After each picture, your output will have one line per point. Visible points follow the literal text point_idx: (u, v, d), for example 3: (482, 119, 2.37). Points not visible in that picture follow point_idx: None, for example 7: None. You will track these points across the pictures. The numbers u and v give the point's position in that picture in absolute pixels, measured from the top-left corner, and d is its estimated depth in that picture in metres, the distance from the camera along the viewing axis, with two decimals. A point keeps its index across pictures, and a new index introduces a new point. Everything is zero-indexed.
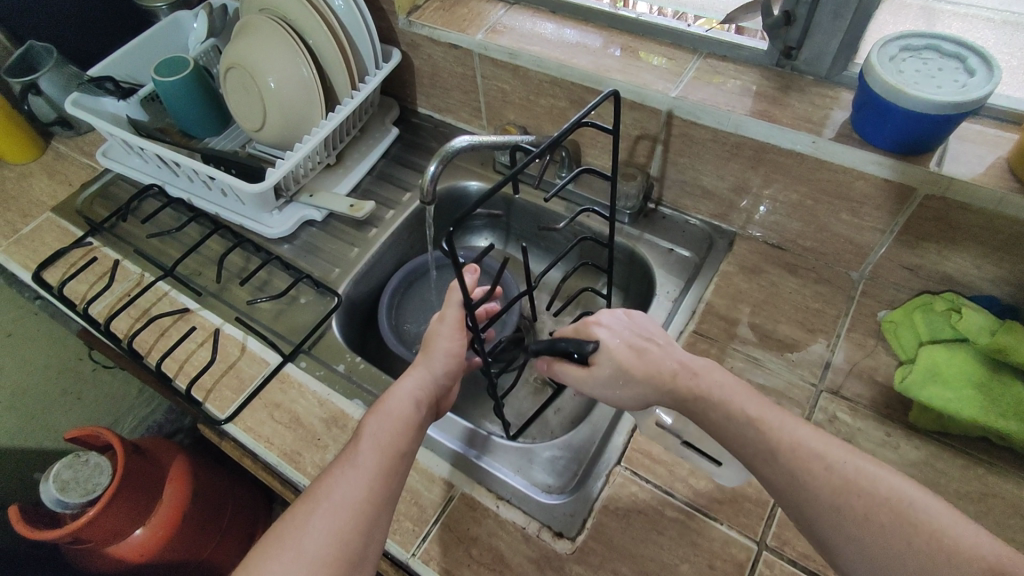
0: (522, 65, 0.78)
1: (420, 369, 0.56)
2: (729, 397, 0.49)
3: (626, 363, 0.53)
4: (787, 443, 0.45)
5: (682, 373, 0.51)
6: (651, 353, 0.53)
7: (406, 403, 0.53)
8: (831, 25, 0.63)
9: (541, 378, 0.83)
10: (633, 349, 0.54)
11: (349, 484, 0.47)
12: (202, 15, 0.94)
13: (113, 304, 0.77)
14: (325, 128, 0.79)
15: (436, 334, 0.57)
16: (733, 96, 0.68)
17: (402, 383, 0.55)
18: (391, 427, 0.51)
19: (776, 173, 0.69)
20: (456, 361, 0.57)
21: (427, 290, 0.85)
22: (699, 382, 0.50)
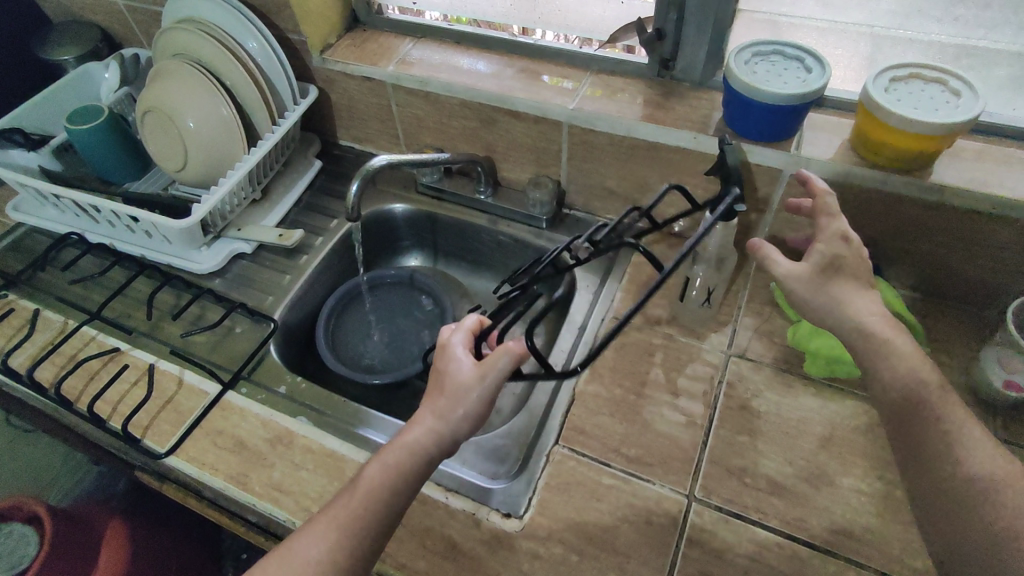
0: (432, 91, 0.84)
1: (439, 420, 0.53)
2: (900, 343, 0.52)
3: (835, 274, 0.54)
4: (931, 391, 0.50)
5: (880, 321, 0.53)
6: (869, 295, 0.54)
7: (408, 458, 0.52)
8: (696, 39, 0.73)
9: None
10: (857, 274, 0.54)
11: (321, 541, 0.48)
12: (113, 65, 0.95)
13: (35, 354, 0.76)
14: (249, 162, 0.82)
15: (466, 392, 0.53)
16: (622, 105, 0.77)
17: (416, 433, 0.53)
18: (392, 485, 0.51)
19: (669, 168, 0.77)
20: (476, 422, 0.54)
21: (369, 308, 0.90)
22: (891, 333, 0.53)
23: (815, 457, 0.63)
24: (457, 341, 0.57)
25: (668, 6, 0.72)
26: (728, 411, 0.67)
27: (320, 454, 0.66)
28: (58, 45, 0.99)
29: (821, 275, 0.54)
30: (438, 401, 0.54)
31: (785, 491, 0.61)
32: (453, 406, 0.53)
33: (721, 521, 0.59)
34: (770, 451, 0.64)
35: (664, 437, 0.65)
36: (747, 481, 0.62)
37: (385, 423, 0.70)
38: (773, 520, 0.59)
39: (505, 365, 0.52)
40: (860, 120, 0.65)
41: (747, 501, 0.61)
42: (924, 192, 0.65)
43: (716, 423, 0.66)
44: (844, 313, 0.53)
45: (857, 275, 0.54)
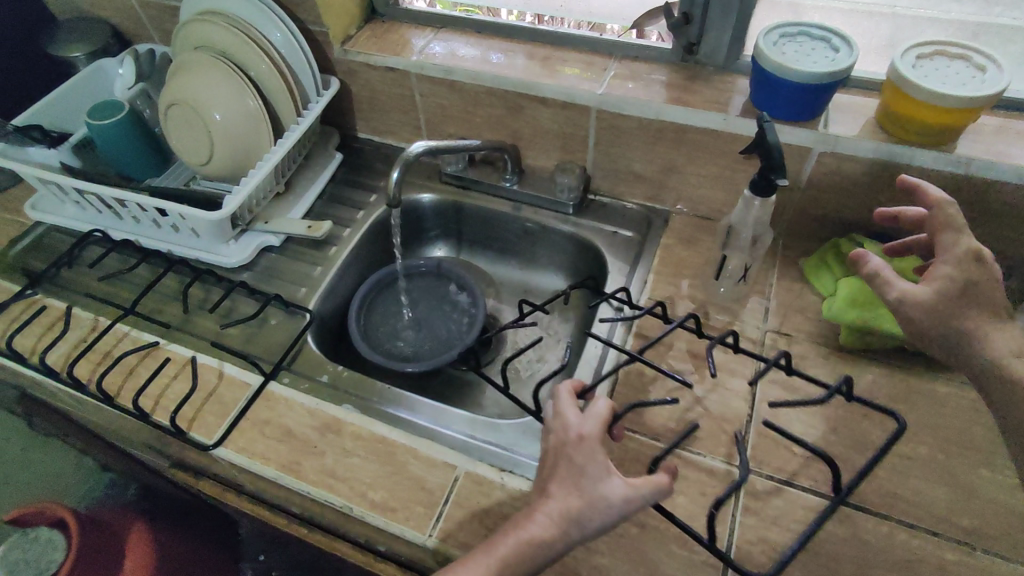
0: (457, 80, 0.84)
1: (571, 522, 0.49)
2: None
3: (969, 304, 0.54)
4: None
5: (1023, 361, 0.53)
6: (1007, 331, 0.54)
7: (530, 549, 0.49)
8: (721, 22, 0.75)
9: (513, 370, 0.87)
10: (994, 309, 0.54)
11: None
12: (127, 61, 0.94)
13: (69, 353, 0.75)
14: (277, 154, 0.81)
15: (610, 506, 0.49)
16: (649, 89, 0.78)
17: (543, 524, 0.50)
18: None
19: (697, 151, 0.78)
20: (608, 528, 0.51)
21: (391, 307, 0.89)
22: None
23: (857, 425, 0.65)
24: (595, 433, 0.53)
25: None
26: (769, 384, 0.69)
27: (370, 441, 0.67)
28: (67, 42, 0.98)
29: (953, 300, 0.54)
30: (574, 501, 0.50)
31: (832, 458, 0.63)
32: (591, 514, 0.49)
33: (773, 490, 0.61)
34: (813, 421, 0.66)
35: (710, 411, 0.67)
36: (795, 450, 0.64)
37: (427, 407, 0.71)
38: (823, 486, 0.61)
39: (652, 498, 0.50)
40: (887, 97, 0.68)
41: (797, 468, 0.62)
42: (952, 166, 0.67)
43: (759, 395, 0.68)
44: (972, 345, 0.54)
45: (992, 305, 0.54)
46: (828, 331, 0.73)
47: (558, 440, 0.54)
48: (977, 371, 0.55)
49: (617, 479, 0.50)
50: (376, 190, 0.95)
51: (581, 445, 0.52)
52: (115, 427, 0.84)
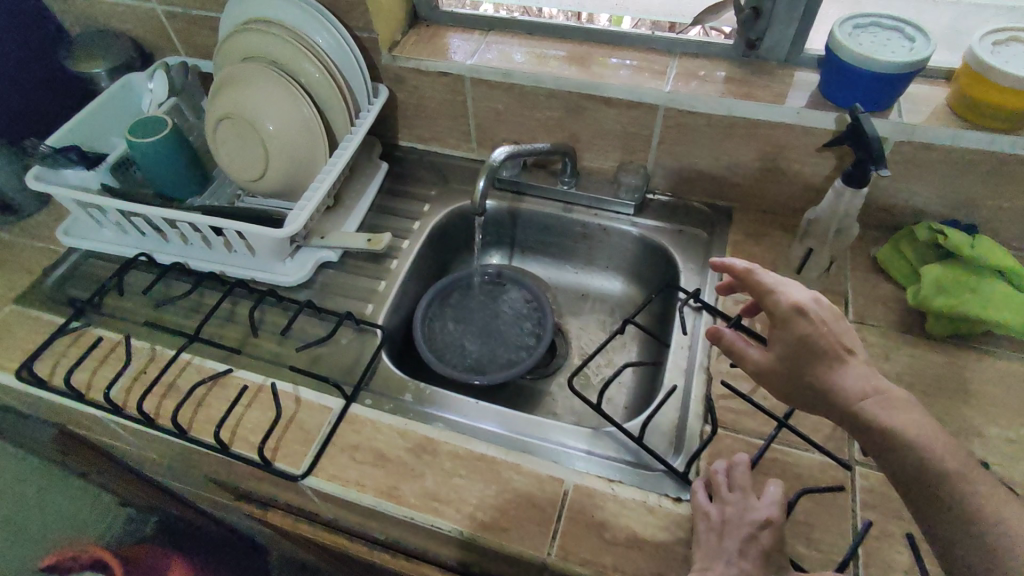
0: (516, 82, 0.82)
1: None
2: (914, 430, 0.49)
3: (822, 350, 0.52)
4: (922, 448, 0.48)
5: (872, 402, 0.51)
6: (848, 366, 0.52)
7: None
8: (787, 13, 0.74)
9: (583, 376, 0.85)
10: (835, 348, 0.53)
11: None
12: (158, 76, 0.90)
13: (131, 386, 0.71)
14: (336, 166, 0.78)
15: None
16: (716, 85, 0.77)
17: None
18: None
19: (766, 146, 0.78)
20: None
21: (450, 330, 0.85)
22: (885, 412, 0.50)
23: (959, 411, 0.65)
24: (780, 521, 0.54)
25: None
26: None
27: (469, 458, 0.64)
28: (91, 58, 0.93)
29: (794, 357, 0.53)
30: None
31: None
32: None
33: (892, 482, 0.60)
34: None
35: None
36: None
37: (516, 418, 0.68)
38: None
39: None
40: (963, 84, 0.68)
41: None
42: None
43: None
44: (831, 399, 0.52)
45: (828, 350, 0.52)
46: (911, 319, 0.73)
47: (736, 519, 0.54)
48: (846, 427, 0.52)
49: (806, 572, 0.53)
50: (428, 200, 0.92)
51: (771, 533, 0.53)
52: (172, 461, 0.79)
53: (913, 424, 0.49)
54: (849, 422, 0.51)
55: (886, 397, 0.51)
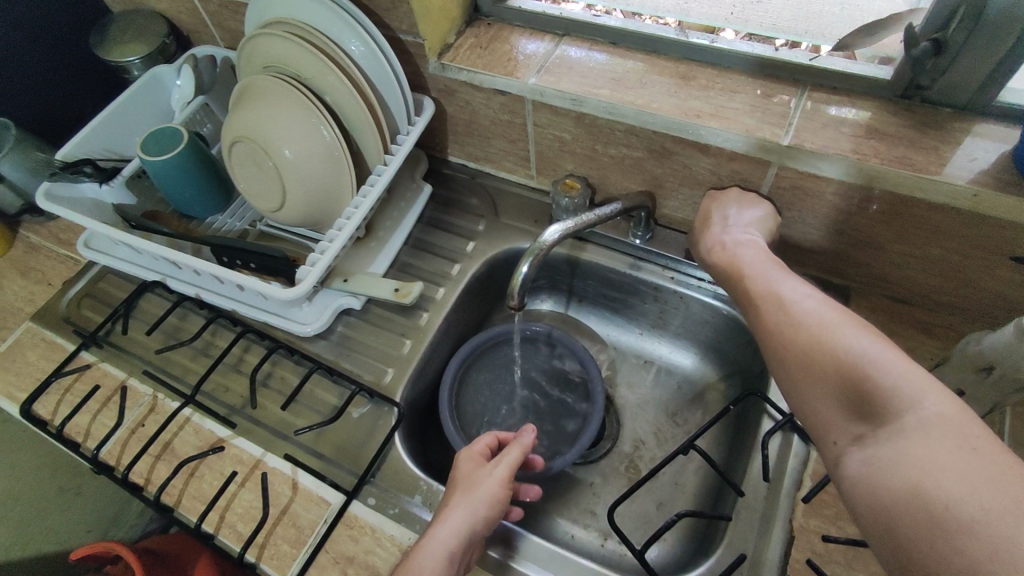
0: (587, 112, 0.65)
1: (461, 509, 0.51)
2: (772, 278, 0.51)
3: (699, 226, 0.63)
4: (811, 323, 0.45)
5: (727, 251, 0.58)
6: (725, 228, 0.60)
7: (454, 538, 0.49)
8: (982, 49, 0.52)
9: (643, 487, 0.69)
10: (708, 219, 0.62)
11: (450, 526, 0.50)
12: (185, 70, 0.80)
13: (125, 441, 0.65)
14: (361, 207, 0.66)
15: (491, 481, 0.54)
16: (856, 139, 0.57)
17: (443, 522, 0.50)
18: (449, 548, 0.48)
19: (914, 225, 0.58)
20: (496, 510, 0.52)
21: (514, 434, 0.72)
22: (741, 257, 0.56)
23: None
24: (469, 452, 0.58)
25: (954, 9, 0.51)
26: None
27: None
28: (117, 43, 0.83)
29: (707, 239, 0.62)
30: (465, 498, 0.52)
31: None
32: (493, 506, 0.52)
33: None
34: None
35: None
36: None
37: (541, 552, 0.57)
38: None
39: (515, 455, 0.56)
40: None
41: None
42: None
43: None
44: (723, 269, 0.57)
45: (708, 221, 0.62)
46: None
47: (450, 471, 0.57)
48: (735, 295, 0.55)
49: (494, 464, 0.55)
50: (474, 236, 0.79)
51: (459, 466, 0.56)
52: None
53: (790, 283, 0.50)
54: (732, 283, 0.56)
55: (784, 271, 0.52)
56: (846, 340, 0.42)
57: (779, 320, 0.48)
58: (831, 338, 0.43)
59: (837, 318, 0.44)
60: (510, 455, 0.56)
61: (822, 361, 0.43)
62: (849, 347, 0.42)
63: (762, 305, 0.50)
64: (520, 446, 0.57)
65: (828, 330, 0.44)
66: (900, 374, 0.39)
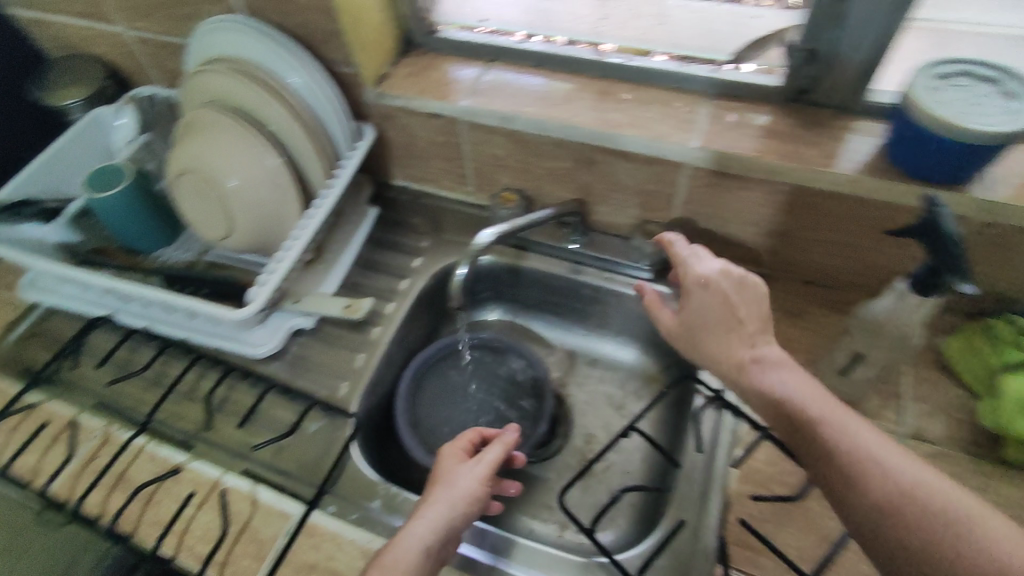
0: (517, 128, 0.71)
1: (440, 502, 0.53)
2: (804, 393, 0.49)
3: (730, 319, 0.56)
4: (847, 441, 0.45)
5: (761, 365, 0.53)
6: (746, 327, 0.55)
7: (433, 529, 0.51)
8: (849, 56, 0.59)
9: (590, 473, 0.73)
10: (734, 315, 0.55)
11: (429, 520, 0.51)
12: (127, 111, 0.83)
13: (77, 475, 0.64)
14: (308, 229, 0.69)
15: (472, 478, 0.56)
16: (755, 140, 0.64)
17: (421, 516, 0.52)
18: (426, 541, 0.50)
19: (813, 212, 0.65)
20: (474, 505, 0.54)
21: None
22: (780, 374, 0.51)
23: None
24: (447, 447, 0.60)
25: (823, 22, 0.59)
26: None
27: None
28: (55, 87, 0.85)
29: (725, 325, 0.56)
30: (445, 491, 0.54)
31: None
32: (473, 497, 0.54)
33: None
34: None
35: (850, 551, 0.54)
36: None
37: (496, 539, 0.60)
38: None
39: (496, 452, 0.58)
40: None
41: None
42: None
43: None
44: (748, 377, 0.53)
45: (728, 326, 0.56)
46: (982, 437, 0.60)
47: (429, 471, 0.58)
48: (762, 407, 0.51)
49: (476, 460, 0.58)
50: (420, 253, 0.82)
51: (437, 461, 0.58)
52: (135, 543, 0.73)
53: (816, 400, 0.49)
54: (758, 399, 0.52)
55: (797, 370, 0.52)
56: (894, 464, 0.43)
57: (810, 437, 0.47)
58: (876, 461, 0.44)
59: (867, 432, 0.46)
60: (490, 453, 0.58)
61: (872, 479, 0.43)
62: (901, 476, 0.43)
63: (801, 421, 0.48)
64: (502, 444, 0.59)
65: (865, 449, 0.45)
66: (940, 495, 0.41)
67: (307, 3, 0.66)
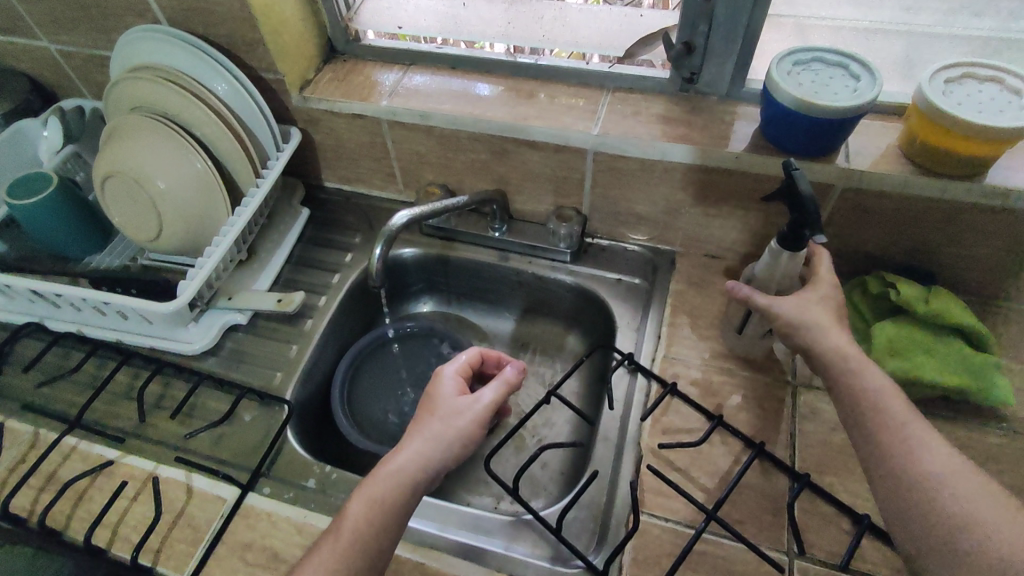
0: (435, 125, 0.75)
1: (426, 439, 0.55)
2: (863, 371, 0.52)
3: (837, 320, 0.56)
4: (879, 405, 0.50)
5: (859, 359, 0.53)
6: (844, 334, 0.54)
7: (417, 467, 0.53)
8: (724, 47, 0.67)
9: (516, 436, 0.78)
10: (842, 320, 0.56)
11: (414, 459, 0.53)
12: (52, 122, 0.83)
13: (6, 477, 0.65)
14: (236, 226, 0.72)
15: (467, 415, 0.57)
16: (649, 126, 0.70)
17: (404, 453, 0.54)
18: (406, 480, 0.52)
19: (707, 189, 0.71)
20: (465, 440, 0.56)
21: (406, 420, 0.78)
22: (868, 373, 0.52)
23: None
24: (450, 379, 0.61)
25: (697, 18, 0.66)
26: (809, 449, 0.62)
27: None
28: None
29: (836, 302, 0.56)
30: (435, 427, 0.56)
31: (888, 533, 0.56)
32: (465, 431, 0.56)
33: None
34: (866, 491, 0.59)
35: (749, 488, 0.60)
36: (846, 527, 0.57)
37: (427, 505, 0.63)
38: (885, 570, 0.54)
39: (496, 392, 0.59)
40: (913, 125, 0.61)
41: (851, 552, 0.55)
42: (984, 198, 0.61)
43: (800, 462, 0.61)
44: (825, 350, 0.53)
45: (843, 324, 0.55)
46: None
47: (426, 396, 0.60)
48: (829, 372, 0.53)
49: (476, 396, 0.59)
50: (352, 249, 0.86)
51: (433, 392, 0.60)
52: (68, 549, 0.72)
53: (876, 378, 0.51)
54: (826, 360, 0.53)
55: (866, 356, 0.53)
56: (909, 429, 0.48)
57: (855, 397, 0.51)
58: (896, 425, 0.49)
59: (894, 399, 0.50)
60: (487, 392, 0.59)
61: (882, 432, 0.49)
62: (914, 438, 0.48)
63: (849, 387, 0.52)
64: (502, 383, 0.60)
65: (890, 413, 0.49)
66: (929, 440, 0.48)
67: (226, 11, 0.70)
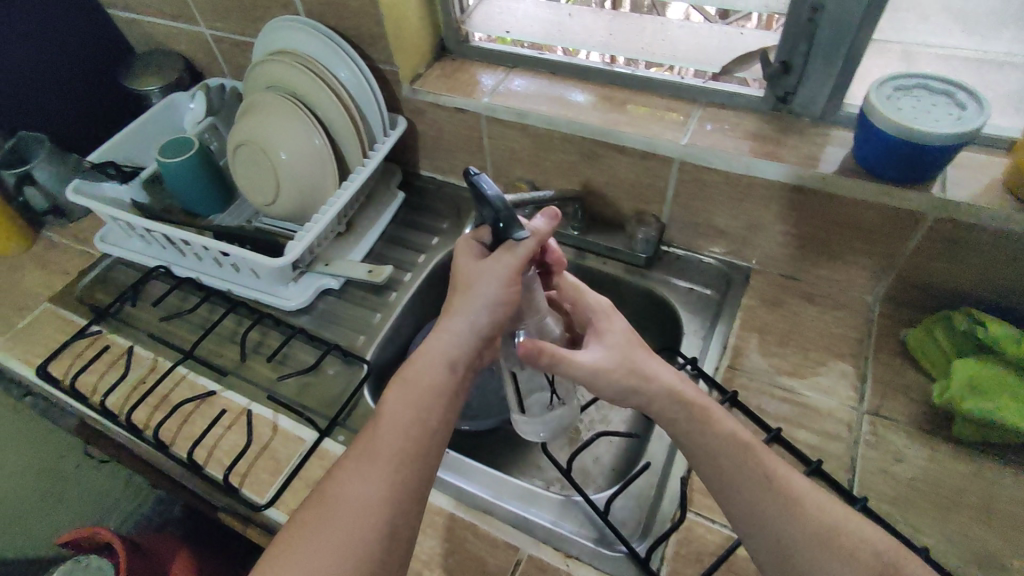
0: (530, 124, 0.80)
1: (458, 322, 0.56)
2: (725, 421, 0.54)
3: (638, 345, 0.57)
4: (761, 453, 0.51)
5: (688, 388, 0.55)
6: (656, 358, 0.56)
7: (447, 356, 0.55)
8: (822, 69, 0.68)
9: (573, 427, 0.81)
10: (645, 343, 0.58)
11: (444, 346, 0.55)
12: (199, 97, 0.96)
13: (128, 394, 0.75)
14: (341, 198, 0.79)
15: (499, 270, 0.54)
16: (736, 140, 0.72)
17: (437, 340, 0.55)
18: (442, 363, 0.54)
19: (789, 207, 0.72)
20: (500, 309, 0.56)
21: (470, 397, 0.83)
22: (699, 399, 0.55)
23: (974, 533, 0.57)
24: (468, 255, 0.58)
25: (797, 39, 0.67)
26: (868, 476, 0.62)
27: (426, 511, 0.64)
28: (141, 74, 0.99)
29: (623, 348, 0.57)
30: (465, 305, 0.56)
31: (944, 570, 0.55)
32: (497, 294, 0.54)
33: None
34: (925, 525, 0.58)
35: None
36: None
37: (483, 473, 0.67)
38: None
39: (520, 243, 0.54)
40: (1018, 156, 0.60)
41: None
42: None
43: (858, 487, 0.61)
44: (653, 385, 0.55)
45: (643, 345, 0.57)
46: (934, 417, 0.65)
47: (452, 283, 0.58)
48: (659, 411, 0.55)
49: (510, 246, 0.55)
50: (439, 233, 0.92)
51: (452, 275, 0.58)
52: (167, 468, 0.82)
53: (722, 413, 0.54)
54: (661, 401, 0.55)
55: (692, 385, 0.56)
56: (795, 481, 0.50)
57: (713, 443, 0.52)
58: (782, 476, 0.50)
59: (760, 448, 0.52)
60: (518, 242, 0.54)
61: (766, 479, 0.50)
62: (797, 487, 0.49)
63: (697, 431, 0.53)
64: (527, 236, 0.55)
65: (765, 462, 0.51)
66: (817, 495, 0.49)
67: (358, 7, 0.78)
